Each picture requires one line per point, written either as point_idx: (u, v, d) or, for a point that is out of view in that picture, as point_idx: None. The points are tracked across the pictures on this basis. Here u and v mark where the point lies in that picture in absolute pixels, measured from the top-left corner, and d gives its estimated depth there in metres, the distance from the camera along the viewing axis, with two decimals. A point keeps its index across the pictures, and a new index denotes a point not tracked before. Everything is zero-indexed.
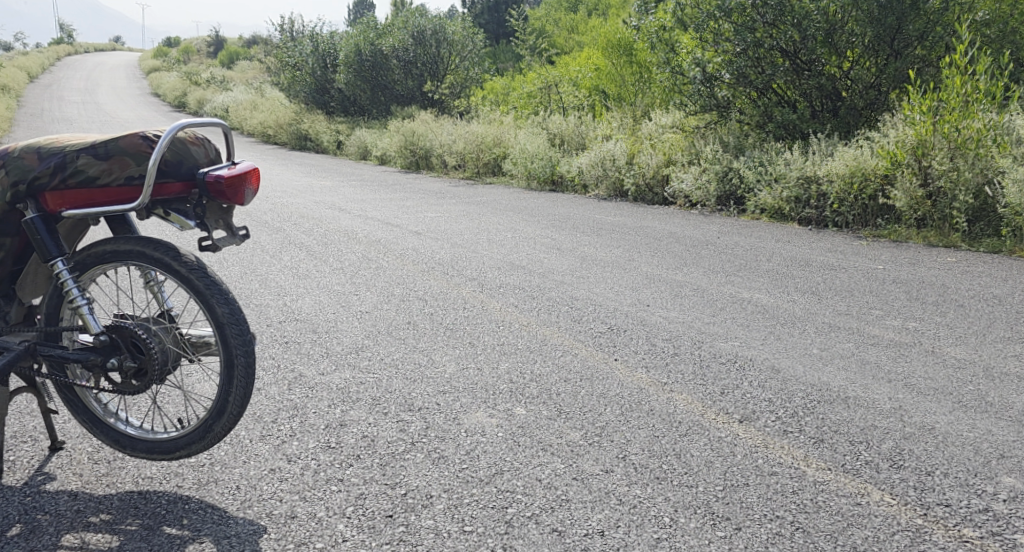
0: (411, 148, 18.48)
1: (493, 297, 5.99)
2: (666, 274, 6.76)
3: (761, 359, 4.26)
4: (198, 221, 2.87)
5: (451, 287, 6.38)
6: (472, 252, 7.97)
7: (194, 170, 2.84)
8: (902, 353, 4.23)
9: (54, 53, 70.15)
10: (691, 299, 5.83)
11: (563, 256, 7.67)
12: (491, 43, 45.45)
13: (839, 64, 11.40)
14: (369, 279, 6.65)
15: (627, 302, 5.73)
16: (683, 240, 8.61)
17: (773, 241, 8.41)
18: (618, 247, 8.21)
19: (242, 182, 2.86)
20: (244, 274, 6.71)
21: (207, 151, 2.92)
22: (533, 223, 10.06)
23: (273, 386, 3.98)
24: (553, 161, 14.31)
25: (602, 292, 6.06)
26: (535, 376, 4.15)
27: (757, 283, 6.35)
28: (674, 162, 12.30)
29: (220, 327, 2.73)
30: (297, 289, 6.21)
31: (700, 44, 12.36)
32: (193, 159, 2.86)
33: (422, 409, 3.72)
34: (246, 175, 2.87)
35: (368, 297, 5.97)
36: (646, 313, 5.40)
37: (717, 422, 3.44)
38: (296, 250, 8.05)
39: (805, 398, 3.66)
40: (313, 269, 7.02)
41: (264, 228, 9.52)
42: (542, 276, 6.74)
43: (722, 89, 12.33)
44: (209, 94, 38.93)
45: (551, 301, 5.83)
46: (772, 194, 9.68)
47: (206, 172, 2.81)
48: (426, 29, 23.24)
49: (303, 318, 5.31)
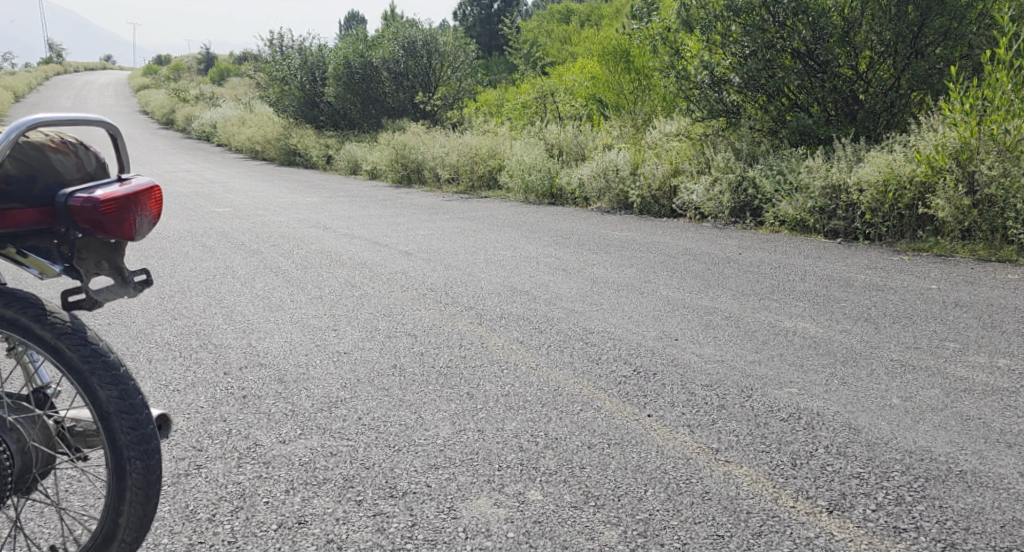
0: (402, 161, 17.72)
1: (495, 331, 5.14)
2: (689, 299, 5.93)
3: (832, 414, 3.42)
4: (65, 266, 2.34)
5: (445, 318, 5.54)
6: (469, 275, 7.15)
7: (53, 190, 2.33)
8: (1008, 405, 3.45)
9: (42, 72, 69.33)
10: (726, 329, 5.00)
11: (570, 279, 6.84)
12: (484, 56, 44.83)
13: (857, 65, 10.63)
14: (352, 310, 5.82)
15: (651, 335, 4.89)
16: (701, 258, 7.79)
17: (802, 257, 7.60)
18: (630, 267, 7.38)
19: (126, 208, 2.36)
20: (208, 306, 5.85)
21: (77, 162, 2.43)
22: (534, 240, 9.24)
23: (217, 461, 3.10)
24: (552, 173, 13.51)
25: (620, 323, 5.23)
26: (550, 441, 3.29)
27: (797, 309, 5.52)
28: (681, 171, 11.51)
29: (105, 418, 2.10)
30: (267, 323, 5.37)
31: (706, 46, 11.53)
32: (54, 176, 2.35)
33: (408, 493, 2.86)
34: (138, 193, 2.41)
35: (348, 333, 5.13)
36: (675, 351, 4.56)
37: (799, 512, 2.62)
38: (271, 276, 7.20)
39: (904, 473, 2.82)
40: (288, 298, 6.18)
41: (238, 250, 8.67)
42: (548, 304, 5.90)
43: (730, 94, 11.54)
44: (198, 110, 38.14)
45: (563, 335, 4.99)
46: (793, 204, 8.99)
47: (70, 196, 2.28)
48: (417, 39, 22.44)
49: (267, 362, 4.45)
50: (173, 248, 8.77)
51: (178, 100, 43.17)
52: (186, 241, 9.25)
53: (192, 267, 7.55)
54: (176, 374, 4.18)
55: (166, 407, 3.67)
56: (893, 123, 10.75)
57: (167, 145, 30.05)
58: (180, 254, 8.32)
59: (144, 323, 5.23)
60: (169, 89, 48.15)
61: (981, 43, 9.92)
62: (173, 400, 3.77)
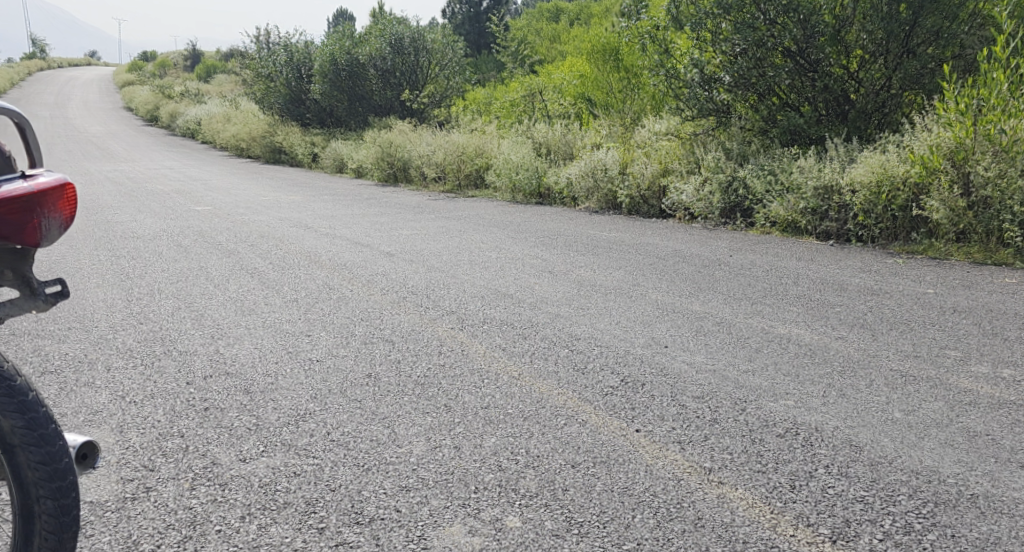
0: (388, 160, 17.48)
1: (477, 337, 4.92)
2: (679, 304, 5.73)
3: (831, 429, 3.21)
4: None
5: (426, 323, 5.31)
6: (452, 277, 6.92)
7: None
8: (1016, 420, 3.26)
9: (26, 68, 68.48)
10: (717, 336, 4.80)
11: (556, 282, 6.63)
12: (472, 53, 44.54)
13: (848, 65, 10.47)
14: (328, 314, 5.58)
15: (639, 343, 4.69)
16: (690, 260, 7.59)
17: (794, 259, 7.42)
18: (618, 269, 7.18)
19: (27, 206, 2.28)
20: (177, 309, 5.60)
21: None
22: (520, 241, 9.02)
23: (170, 483, 2.87)
24: (540, 172, 13.30)
25: (607, 329, 5.02)
26: (531, 460, 3.07)
27: (791, 315, 5.33)
28: (671, 171, 11.32)
29: (11, 452, 2.07)
30: (238, 329, 5.12)
31: (696, 44, 11.31)
32: None
33: (375, 520, 2.66)
34: (45, 193, 2.33)
35: (322, 339, 4.89)
36: (665, 360, 4.36)
37: (798, 543, 2.44)
38: (246, 277, 6.95)
39: (910, 498, 2.63)
40: (262, 301, 5.93)
41: (215, 250, 8.41)
42: (533, 308, 5.68)
43: (720, 93, 11.35)
44: (183, 107, 37.67)
45: (547, 341, 4.78)
46: (784, 205, 8.82)
47: None
48: (404, 36, 22.12)
49: (234, 371, 4.20)
50: (147, 247, 8.50)
51: (163, 97, 42.65)
52: (161, 241, 8.99)
53: (165, 268, 7.29)
54: (135, 383, 3.93)
55: (121, 421, 3.43)
56: (885, 123, 10.58)
57: (151, 142, 29.65)
58: (154, 254, 8.05)
59: (107, 328, 4.98)
60: (155, 86, 47.62)
61: (973, 43, 9.78)
62: (128, 413, 3.52)
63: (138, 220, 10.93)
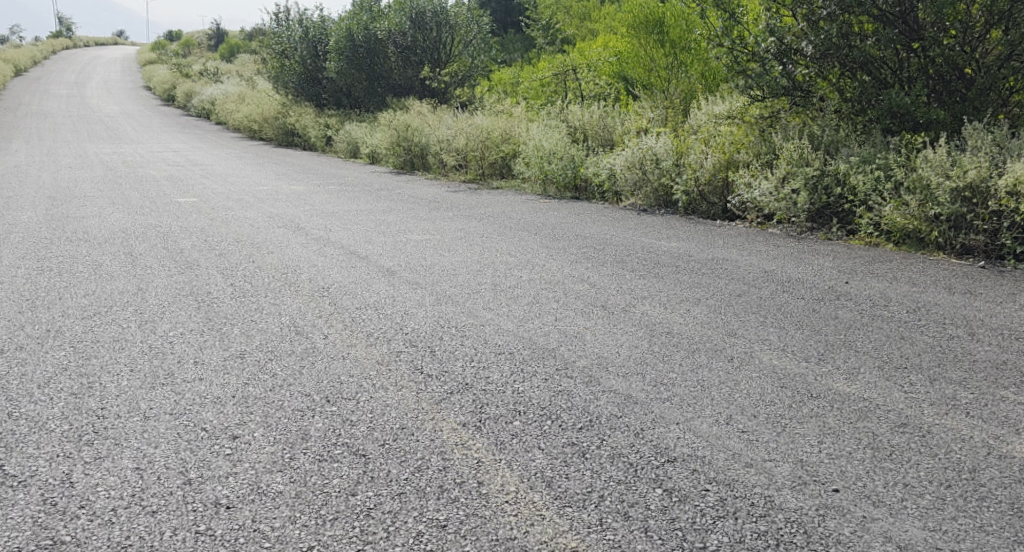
0: (405, 144, 15.55)
1: (504, 454, 2.99)
2: (812, 376, 3.75)
3: None
4: None
5: (424, 416, 3.36)
6: (470, 314, 4.97)
7: None
8: None
9: (49, 47, 66.65)
10: (916, 461, 2.82)
11: (617, 328, 4.63)
12: (500, 33, 42.32)
13: (964, 30, 8.08)
14: (276, 390, 3.72)
15: (783, 479, 2.72)
16: (795, 289, 5.58)
17: (938, 289, 5.41)
18: (701, 303, 5.19)
19: None
20: (55, 382, 3.96)
21: None
22: (560, 252, 7.06)
23: None
24: (576, 162, 11.24)
25: (718, 440, 3.05)
26: None
27: (1013, 409, 3.28)
28: (737, 163, 9.22)
29: None
30: (129, 418, 3.46)
31: (772, 6, 8.85)
32: None
33: None
34: None
35: (250, 452, 3.08)
36: (847, 528, 2.45)
37: None
38: (192, 311, 5.20)
39: None
40: (187, 361, 4.20)
41: (169, 263, 6.68)
42: (588, 386, 3.69)
43: (801, 67, 8.90)
44: (200, 86, 36.11)
45: (624, 468, 2.85)
46: (901, 209, 6.77)
47: None
48: (426, 11, 20.03)
49: (69, 536, 2.58)
50: (87, 258, 6.89)
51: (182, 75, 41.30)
52: (110, 248, 7.34)
53: (89, 295, 5.67)
54: None
55: None
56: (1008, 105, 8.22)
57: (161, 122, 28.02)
58: (93, 270, 6.42)
59: None
60: (174, 65, 46.19)
61: None
62: None
63: (102, 215, 9.27)
